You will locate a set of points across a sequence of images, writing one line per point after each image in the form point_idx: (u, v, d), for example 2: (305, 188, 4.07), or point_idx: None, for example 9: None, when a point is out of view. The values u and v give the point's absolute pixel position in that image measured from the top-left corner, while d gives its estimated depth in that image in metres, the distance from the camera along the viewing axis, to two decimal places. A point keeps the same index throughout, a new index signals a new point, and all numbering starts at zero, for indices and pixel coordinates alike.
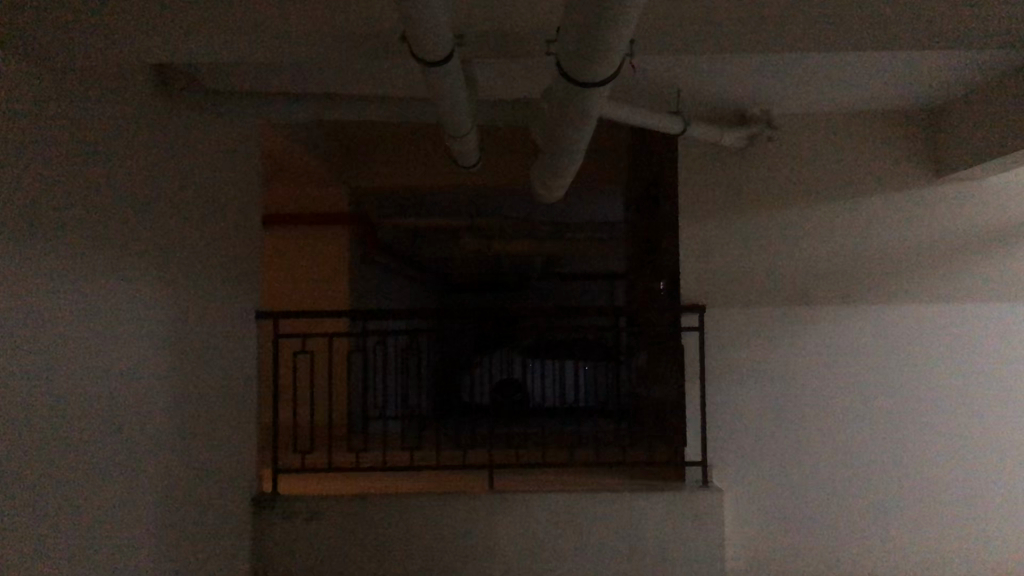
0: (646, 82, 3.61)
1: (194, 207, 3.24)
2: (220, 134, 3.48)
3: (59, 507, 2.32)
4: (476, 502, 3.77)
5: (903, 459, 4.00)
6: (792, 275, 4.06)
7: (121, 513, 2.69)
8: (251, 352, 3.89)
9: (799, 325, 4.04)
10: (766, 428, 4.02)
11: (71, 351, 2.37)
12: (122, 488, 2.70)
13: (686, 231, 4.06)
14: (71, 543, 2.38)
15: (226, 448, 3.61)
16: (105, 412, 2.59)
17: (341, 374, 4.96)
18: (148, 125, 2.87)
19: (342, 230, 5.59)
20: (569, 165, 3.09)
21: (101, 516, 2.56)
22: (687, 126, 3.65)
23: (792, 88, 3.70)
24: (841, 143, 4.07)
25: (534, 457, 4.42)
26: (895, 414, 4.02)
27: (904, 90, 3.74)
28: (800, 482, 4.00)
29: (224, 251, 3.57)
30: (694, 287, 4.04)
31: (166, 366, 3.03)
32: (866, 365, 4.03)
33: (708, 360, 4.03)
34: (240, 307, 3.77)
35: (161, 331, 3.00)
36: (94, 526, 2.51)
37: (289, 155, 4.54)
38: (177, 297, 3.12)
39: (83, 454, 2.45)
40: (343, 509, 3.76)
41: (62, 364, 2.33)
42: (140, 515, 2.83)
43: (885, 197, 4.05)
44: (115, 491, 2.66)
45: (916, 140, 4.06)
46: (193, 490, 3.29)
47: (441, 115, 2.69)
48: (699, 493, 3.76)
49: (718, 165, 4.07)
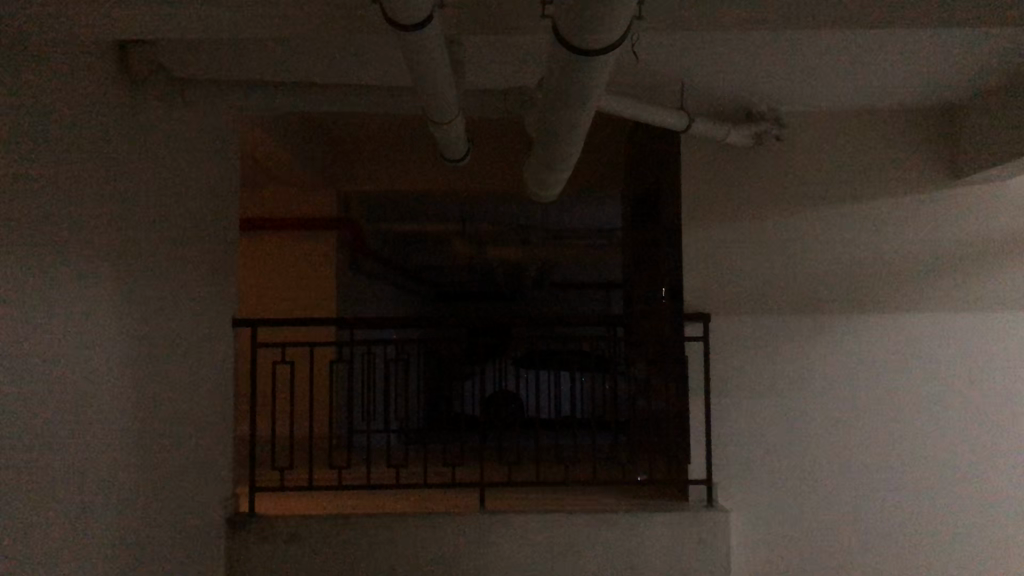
0: (648, 74, 3.40)
1: (165, 205, 3.02)
2: (193, 128, 3.27)
3: (15, 520, 2.09)
4: (465, 524, 3.53)
5: (919, 477, 3.78)
6: (800, 282, 3.85)
7: (85, 526, 2.47)
8: (226, 362, 3.66)
9: (807, 335, 3.83)
10: (773, 446, 3.80)
11: (27, 351, 2.15)
12: (86, 501, 2.47)
13: (689, 234, 3.85)
14: (29, 565, 2.15)
15: (202, 464, 3.38)
16: (68, 417, 2.37)
17: (321, 386, 4.72)
18: (113, 109, 2.65)
19: (327, 236, 5.38)
20: (568, 158, 2.87)
21: (65, 530, 2.34)
22: (690, 123, 3.44)
23: (802, 81, 3.51)
24: (852, 143, 3.87)
25: (524, 474, 4.20)
26: (906, 428, 3.80)
27: (921, 85, 3.55)
28: (810, 502, 3.78)
29: (199, 252, 3.35)
30: (696, 293, 3.83)
31: (137, 375, 2.82)
32: (876, 378, 3.82)
33: (712, 372, 3.81)
34: (216, 313, 3.55)
35: (132, 340, 2.78)
36: (56, 540, 2.29)
37: (270, 155, 4.33)
38: (148, 302, 2.91)
39: (44, 461, 2.22)
40: (325, 532, 3.52)
41: (21, 365, 2.12)
42: (106, 531, 2.60)
43: (899, 199, 3.84)
44: (79, 508, 2.43)
45: (929, 140, 3.86)
46: (166, 508, 3.06)
47: (427, 102, 2.47)
48: (704, 513, 3.53)
49: (722, 166, 3.87)
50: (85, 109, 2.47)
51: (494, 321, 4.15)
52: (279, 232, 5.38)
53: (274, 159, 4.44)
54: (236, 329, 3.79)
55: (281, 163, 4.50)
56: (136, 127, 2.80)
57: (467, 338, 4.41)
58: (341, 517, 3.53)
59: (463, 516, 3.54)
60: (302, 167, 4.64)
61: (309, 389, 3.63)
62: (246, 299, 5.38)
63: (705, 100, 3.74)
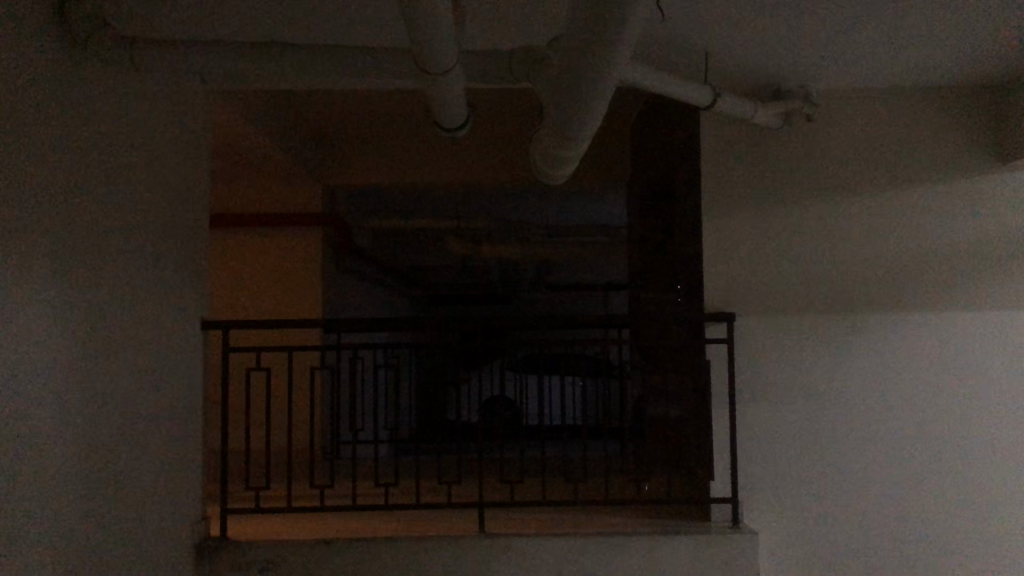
0: (671, 42, 3.04)
1: (119, 187, 2.63)
2: (152, 101, 2.88)
3: None
4: (461, 549, 3.15)
5: (963, 492, 3.43)
6: (828, 277, 3.49)
7: (21, 552, 2.09)
8: (196, 368, 3.28)
9: (839, 335, 3.47)
10: (802, 458, 3.44)
11: None
12: (20, 522, 2.10)
13: (710, 225, 3.48)
14: None
15: (168, 481, 2.99)
16: None
17: (301, 394, 4.35)
18: (52, 74, 2.26)
19: (310, 232, 5.02)
20: (584, 130, 2.48)
21: None
22: (715, 97, 3.11)
23: (839, 54, 3.16)
24: (886, 124, 3.52)
25: (528, 492, 3.82)
26: (947, 435, 3.44)
27: (969, 57, 3.21)
28: (843, 521, 3.42)
29: (163, 242, 2.97)
30: (718, 288, 3.46)
31: (87, 379, 2.44)
32: (917, 383, 3.46)
33: (736, 378, 3.45)
34: (184, 311, 3.17)
35: (80, 341, 2.40)
36: None
37: (246, 138, 3.95)
38: (100, 295, 2.52)
39: None
40: (305, 560, 3.13)
41: None
42: (48, 554, 2.23)
43: (937, 186, 3.50)
44: (12, 531, 2.05)
45: (971, 122, 3.52)
46: (123, 534, 2.66)
47: (424, 60, 2.09)
48: (730, 536, 3.17)
49: (745, 149, 3.50)
50: (9, 65, 2.06)
51: (495, 322, 3.77)
52: (259, 229, 5.01)
53: (252, 144, 4.08)
54: (207, 331, 3.41)
55: (260, 148, 4.13)
56: (78, 93, 2.40)
57: (463, 340, 4.04)
58: (323, 542, 3.14)
59: (461, 540, 3.16)
60: (283, 153, 4.28)
61: (290, 398, 3.22)
62: (221, 300, 5.01)
63: (728, 74, 3.39)
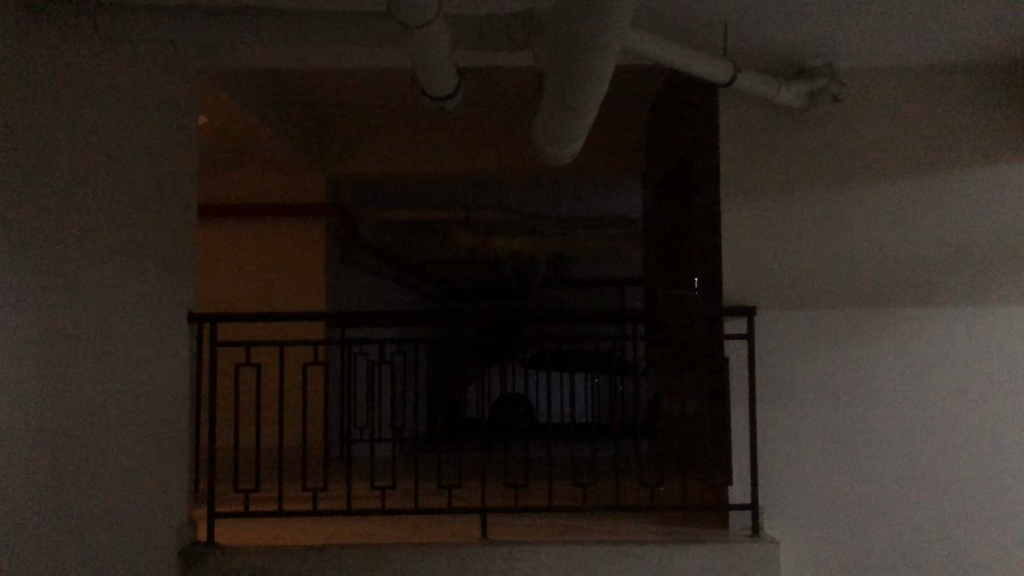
0: (687, 12, 2.82)
1: (96, 167, 2.46)
2: (134, 75, 2.70)
3: None
4: (460, 555, 2.96)
5: (998, 497, 3.19)
6: (854, 269, 3.26)
7: None
8: (185, 362, 3.10)
9: (867, 329, 3.25)
10: (826, 460, 3.22)
11: None
12: None
13: (730, 211, 3.26)
14: None
15: (153, 480, 2.82)
16: None
17: (300, 391, 4.18)
18: None
19: (313, 224, 4.85)
20: (588, 100, 2.27)
21: None
22: (734, 73, 2.90)
23: (871, 28, 2.93)
24: (919, 106, 3.28)
25: (535, 497, 3.63)
26: (984, 436, 3.21)
27: (1013, 33, 2.97)
28: (869, 527, 3.20)
29: (148, 227, 2.79)
30: (737, 279, 3.25)
31: (60, 374, 2.27)
32: (952, 381, 3.23)
33: (758, 376, 3.23)
34: (171, 300, 2.98)
35: (52, 333, 2.23)
36: None
37: (241, 120, 3.77)
38: (75, 283, 2.35)
39: None
40: (295, 567, 2.95)
41: None
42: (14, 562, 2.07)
43: (973, 172, 3.26)
44: None
45: (1009, 105, 3.27)
46: (101, 538, 2.48)
47: (410, 22, 1.89)
48: (749, 544, 2.96)
49: (767, 131, 3.28)
50: None
51: (503, 317, 3.57)
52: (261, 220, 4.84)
53: (247, 128, 3.91)
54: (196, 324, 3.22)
55: (256, 132, 3.95)
56: None
57: (470, 336, 3.84)
58: (314, 548, 2.96)
59: (461, 546, 2.97)
60: (280, 138, 4.10)
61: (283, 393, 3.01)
62: (222, 293, 4.85)
63: (750, 49, 3.16)
